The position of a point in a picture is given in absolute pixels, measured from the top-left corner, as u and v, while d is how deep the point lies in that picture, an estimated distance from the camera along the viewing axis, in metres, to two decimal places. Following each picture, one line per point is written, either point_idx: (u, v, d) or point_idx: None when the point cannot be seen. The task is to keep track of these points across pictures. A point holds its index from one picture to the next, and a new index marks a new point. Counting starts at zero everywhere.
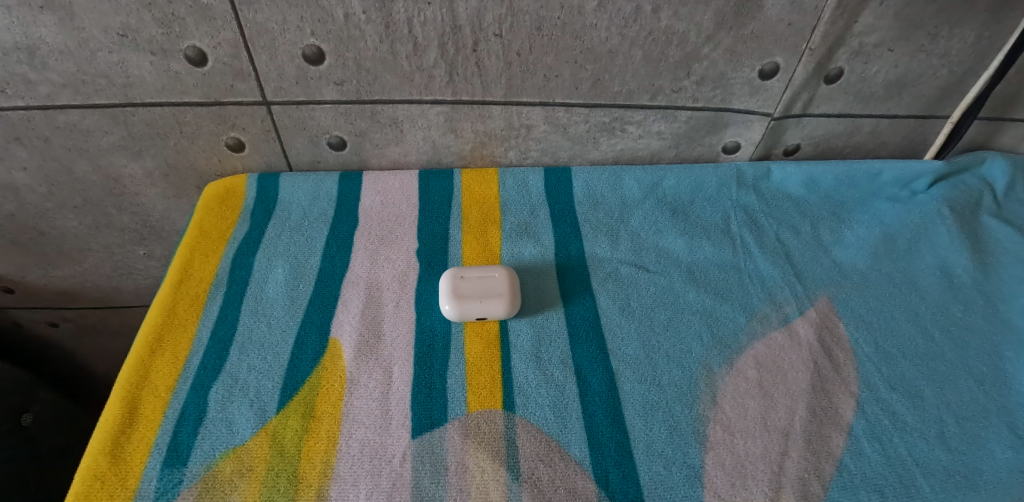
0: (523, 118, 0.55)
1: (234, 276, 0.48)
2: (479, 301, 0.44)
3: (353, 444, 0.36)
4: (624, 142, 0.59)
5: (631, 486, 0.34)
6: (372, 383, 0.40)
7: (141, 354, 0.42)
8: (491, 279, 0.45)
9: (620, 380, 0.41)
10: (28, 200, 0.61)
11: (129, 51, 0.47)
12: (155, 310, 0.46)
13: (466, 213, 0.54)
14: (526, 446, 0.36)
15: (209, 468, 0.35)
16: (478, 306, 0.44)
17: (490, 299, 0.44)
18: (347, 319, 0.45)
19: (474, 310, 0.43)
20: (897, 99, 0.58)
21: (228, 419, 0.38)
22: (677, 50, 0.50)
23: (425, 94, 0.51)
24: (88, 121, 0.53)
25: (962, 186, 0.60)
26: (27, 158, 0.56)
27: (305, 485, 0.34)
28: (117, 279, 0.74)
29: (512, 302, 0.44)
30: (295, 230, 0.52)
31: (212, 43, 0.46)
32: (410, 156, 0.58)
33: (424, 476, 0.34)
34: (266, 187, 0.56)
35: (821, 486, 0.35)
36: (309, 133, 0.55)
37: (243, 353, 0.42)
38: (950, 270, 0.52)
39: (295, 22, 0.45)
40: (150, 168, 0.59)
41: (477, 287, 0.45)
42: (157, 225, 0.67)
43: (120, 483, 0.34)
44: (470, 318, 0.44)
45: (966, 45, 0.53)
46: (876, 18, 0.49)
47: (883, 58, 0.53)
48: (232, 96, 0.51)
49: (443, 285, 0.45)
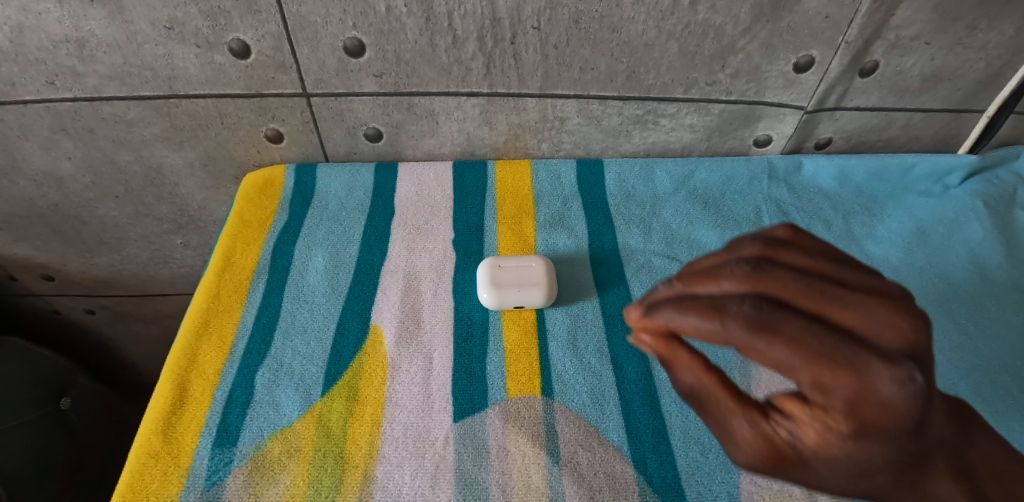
0: (557, 111, 0.55)
1: (276, 264, 0.50)
2: (518, 289, 0.44)
3: (397, 427, 0.37)
4: (656, 136, 0.59)
5: (669, 471, 0.35)
6: (413, 369, 0.41)
7: (188, 338, 0.44)
8: (528, 269, 0.46)
9: (656, 369, 0.41)
10: (71, 190, 0.63)
11: (175, 44, 0.48)
12: (200, 297, 0.47)
13: (501, 205, 0.55)
14: (565, 431, 0.37)
15: (258, 448, 0.37)
16: (516, 294, 0.44)
17: (528, 288, 0.44)
18: (387, 306, 0.46)
19: (512, 299, 0.44)
20: (932, 93, 0.57)
21: (275, 402, 0.39)
22: (712, 43, 0.50)
23: (461, 86, 0.52)
24: (132, 112, 0.55)
25: (996, 181, 0.59)
26: (72, 148, 0.58)
27: (352, 466, 0.35)
28: (153, 267, 0.77)
29: (549, 292, 0.45)
30: (333, 220, 0.53)
31: (256, 35, 0.47)
32: (444, 147, 0.59)
33: (466, 459, 0.35)
34: (304, 177, 0.57)
35: None
36: (346, 125, 0.56)
37: (287, 339, 0.44)
38: (984, 265, 0.52)
39: (338, 15, 0.46)
40: (190, 159, 0.60)
41: (514, 276, 0.45)
42: (194, 215, 0.68)
43: (174, 461, 0.36)
44: (507, 307, 0.45)
45: (1005, 38, 0.53)
46: (914, 11, 0.49)
47: (920, 52, 0.53)
48: (273, 88, 0.52)
49: (481, 274, 0.46)
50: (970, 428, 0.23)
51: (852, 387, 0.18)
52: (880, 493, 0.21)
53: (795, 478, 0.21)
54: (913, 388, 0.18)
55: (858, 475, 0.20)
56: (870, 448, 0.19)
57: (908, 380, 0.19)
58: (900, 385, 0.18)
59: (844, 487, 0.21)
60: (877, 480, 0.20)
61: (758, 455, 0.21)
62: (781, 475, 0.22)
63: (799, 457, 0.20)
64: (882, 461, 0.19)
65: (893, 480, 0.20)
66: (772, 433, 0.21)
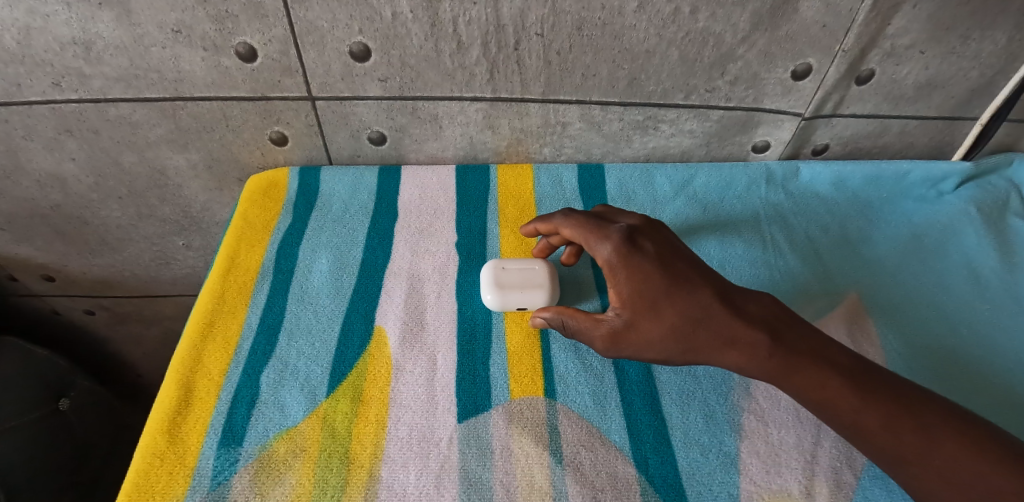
0: (559, 116, 0.56)
1: (280, 265, 0.50)
2: (521, 290, 0.45)
3: (401, 428, 0.38)
4: (656, 141, 0.60)
5: (670, 471, 0.36)
6: (417, 370, 0.42)
7: (193, 339, 0.44)
8: (531, 271, 0.46)
9: (657, 371, 0.42)
10: (74, 191, 0.64)
11: (182, 47, 0.49)
12: (205, 298, 0.47)
13: (503, 208, 0.55)
14: (568, 431, 0.38)
15: (264, 448, 0.37)
16: (519, 296, 0.45)
17: (531, 290, 0.45)
18: (391, 308, 0.46)
19: (515, 300, 0.44)
20: (927, 101, 0.59)
21: (280, 402, 0.40)
22: (712, 51, 0.51)
23: (465, 91, 0.53)
24: (138, 114, 0.55)
25: (989, 187, 0.60)
26: (77, 149, 0.58)
27: (357, 466, 0.36)
28: (155, 268, 0.77)
29: (551, 293, 0.45)
30: (337, 223, 0.54)
31: (262, 39, 0.48)
32: (448, 151, 0.59)
33: (471, 459, 0.36)
34: (307, 179, 0.58)
35: (853, 475, 0.36)
36: (351, 128, 0.56)
37: (292, 340, 0.44)
38: (978, 270, 0.53)
39: (344, 20, 0.46)
40: (194, 161, 0.60)
41: (517, 278, 0.45)
42: (197, 216, 0.69)
43: (180, 461, 0.36)
44: (510, 308, 0.45)
45: (997, 47, 0.54)
46: (909, 21, 0.50)
47: (915, 60, 0.54)
48: (279, 92, 0.53)
49: (484, 276, 0.46)
50: (747, 295, 0.38)
51: (606, 262, 0.40)
52: (683, 328, 0.36)
53: (639, 341, 0.37)
54: (630, 253, 0.39)
55: (645, 309, 0.37)
56: (634, 289, 0.38)
57: (627, 250, 0.40)
58: (623, 253, 0.39)
59: (659, 328, 0.36)
60: (660, 310, 0.36)
61: (608, 336, 0.37)
62: (631, 343, 0.37)
63: (620, 321, 0.37)
64: (644, 291, 0.37)
65: (674, 307, 0.36)
66: (609, 320, 0.38)
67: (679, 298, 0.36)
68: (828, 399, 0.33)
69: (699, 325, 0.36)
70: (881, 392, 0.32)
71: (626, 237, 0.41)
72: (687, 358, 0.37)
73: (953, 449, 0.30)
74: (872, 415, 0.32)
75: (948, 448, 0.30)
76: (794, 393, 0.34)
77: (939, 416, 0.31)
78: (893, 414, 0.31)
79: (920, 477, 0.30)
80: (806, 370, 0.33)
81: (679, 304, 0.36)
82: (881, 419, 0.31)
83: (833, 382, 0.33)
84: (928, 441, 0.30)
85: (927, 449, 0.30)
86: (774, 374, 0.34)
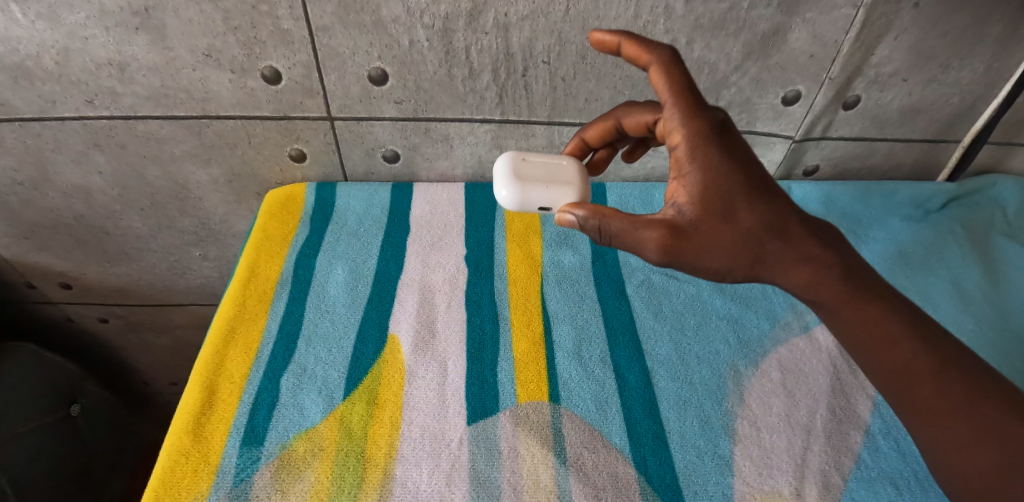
0: (563, 137, 0.59)
1: (298, 275, 0.53)
2: (546, 186, 0.38)
3: (414, 429, 0.40)
4: (656, 161, 0.63)
5: (667, 472, 0.38)
6: (429, 375, 0.44)
7: (216, 344, 0.46)
8: (557, 167, 0.39)
9: (654, 379, 0.45)
10: (98, 202, 0.67)
11: (211, 70, 0.52)
12: (226, 306, 0.50)
13: (509, 223, 0.58)
14: (571, 434, 0.40)
15: (285, 447, 0.39)
16: (543, 192, 0.38)
17: (558, 186, 0.38)
18: (404, 316, 0.49)
19: (538, 196, 0.37)
20: (912, 124, 0.62)
21: (299, 404, 0.42)
22: (707, 78, 0.54)
23: (475, 113, 0.56)
24: (165, 131, 0.58)
25: (973, 206, 0.63)
26: (103, 163, 0.62)
27: (372, 464, 0.38)
28: (171, 277, 0.79)
29: (581, 193, 0.38)
30: (352, 236, 0.57)
31: (287, 64, 0.51)
32: (457, 169, 0.62)
33: (480, 459, 0.38)
34: (324, 194, 0.61)
35: (841, 477, 0.38)
36: (366, 146, 0.59)
37: (310, 346, 0.47)
38: (962, 285, 0.55)
39: (364, 47, 0.50)
40: (216, 175, 0.64)
41: (541, 172, 0.38)
42: (215, 228, 0.71)
43: (204, 458, 0.38)
44: (530, 207, 0.38)
45: (976, 75, 0.57)
46: (891, 51, 0.54)
47: (898, 87, 0.57)
48: (300, 112, 0.56)
49: (501, 167, 0.39)
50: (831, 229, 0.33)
51: (684, 143, 0.29)
52: (759, 240, 0.28)
53: (704, 247, 0.28)
54: (721, 139, 0.28)
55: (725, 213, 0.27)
56: (716, 184, 0.28)
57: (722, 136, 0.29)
58: (709, 139, 0.28)
59: (732, 234, 0.28)
60: (738, 214, 0.28)
61: (670, 240, 0.27)
62: (693, 252, 0.28)
63: (688, 222, 0.28)
64: (726, 188, 0.28)
65: (752, 213, 0.28)
66: (669, 216, 0.28)
67: (763, 204, 0.28)
68: (884, 343, 0.30)
69: (776, 236, 0.28)
70: (939, 345, 0.30)
71: (714, 122, 0.29)
72: (751, 272, 0.29)
73: (994, 410, 0.28)
74: (926, 363, 0.29)
75: (989, 409, 0.28)
76: (849, 326, 0.30)
77: (988, 381, 0.30)
78: (946, 367, 0.29)
79: (951, 435, 0.28)
80: (874, 305, 0.30)
81: (762, 210, 0.28)
82: (933, 371, 0.29)
83: (895, 329, 0.30)
84: (973, 399, 0.28)
85: (968, 406, 0.28)
86: (834, 302, 0.30)
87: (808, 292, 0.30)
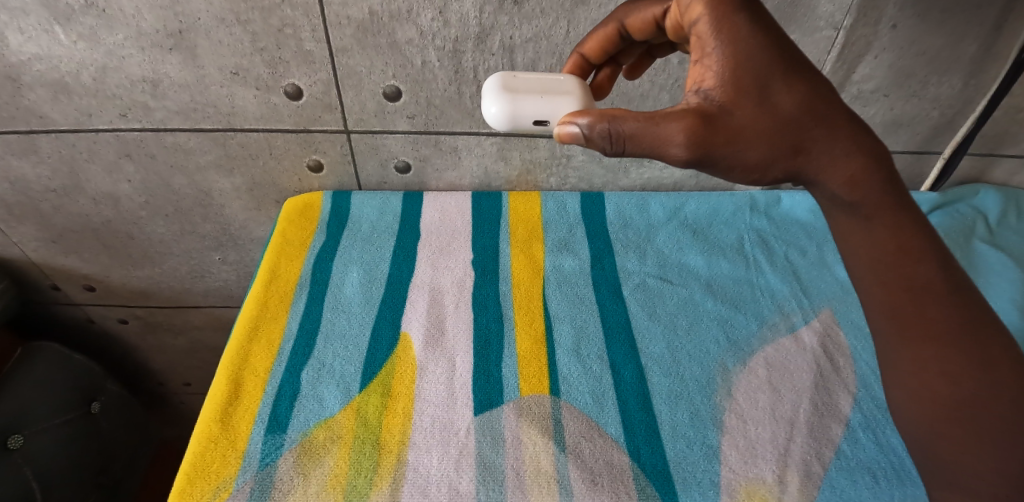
0: (564, 149, 0.64)
1: (316, 277, 0.56)
2: (541, 97, 0.38)
3: (425, 419, 0.44)
4: (651, 173, 0.68)
5: (658, 459, 0.41)
6: (439, 370, 0.48)
7: (241, 341, 0.50)
8: (553, 81, 0.39)
9: (648, 375, 0.48)
10: (126, 208, 0.71)
11: (237, 86, 0.56)
12: (250, 305, 0.54)
13: (513, 230, 0.62)
14: (570, 424, 0.43)
15: (306, 435, 0.43)
16: (539, 102, 0.38)
17: (554, 97, 0.38)
18: (415, 316, 0.53)
19: (534, 106, 0.38)
20: (895, 137, 0.65)
21: (319, 397, 0.46)
22: None
23: (482, 127, 0.60)
24: (192, 143, 0.62)
25: (956, 214, 0.66)
26: (133, 172, 0.66)
27: (387, 451, 0.41)
28: (190, 280, 0.83)
29: (578, 102, 0.39)
30: (366, 241, 0.60)
31: (309, 81, 0.55)
32: (465, 179, 0.66)
33: (486, 446, 0.41)
34: (339, 202, 0.65)
35: (822, 466, 0.41)
36: (380, 157, 0.63)
37: (327, 343, 0.50)
38: None
39: (380, 67, 0.54)
40: (238, 184, 0.68)
41: (537, 85, 0.38)
42: (235, 233, 0.75)
43: (232, 444, 0.42)
44: (526, 119, 0.38)
45: (954, 91, 0.61)
46: (870, 69, 0.58)
47: (880, 103, 0.61)
48: (319, 125, 0.60)
49: (496, 82, 0.39)
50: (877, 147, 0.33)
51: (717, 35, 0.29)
52: (795, 125, 0.29)
53: (737, 130, 0.29)
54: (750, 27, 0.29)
55: (761, 99, 0.29)
56: (752, 72, 0.29)
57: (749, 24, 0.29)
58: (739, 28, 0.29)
59: (770, 118, 0.29)
60: (773, 98, 0.29)
61: (698, 126, 0.28)
62: (731, 137, 0.29)
63: (716, 105, 0.29)
64: (755, 68, 0.29)
65: (789, 94, 0.29)
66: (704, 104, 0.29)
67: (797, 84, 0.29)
68: (908, 260, 0.30)
69: (817, 123, 0.29)
70: (952, 273, 0.30)
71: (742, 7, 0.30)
72: (791, 163, 0.30)
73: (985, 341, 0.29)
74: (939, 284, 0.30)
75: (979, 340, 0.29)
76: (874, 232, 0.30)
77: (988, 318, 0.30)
78: (955, 294, 0.30)
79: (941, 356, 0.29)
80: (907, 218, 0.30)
81: (794, 90, 0.29)
82: (945, 294, 0.30)
83: (925, 253, 0.30)
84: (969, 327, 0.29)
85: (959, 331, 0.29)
86: (872, 204, 0.30)
87: (842, 190, 0.30)
